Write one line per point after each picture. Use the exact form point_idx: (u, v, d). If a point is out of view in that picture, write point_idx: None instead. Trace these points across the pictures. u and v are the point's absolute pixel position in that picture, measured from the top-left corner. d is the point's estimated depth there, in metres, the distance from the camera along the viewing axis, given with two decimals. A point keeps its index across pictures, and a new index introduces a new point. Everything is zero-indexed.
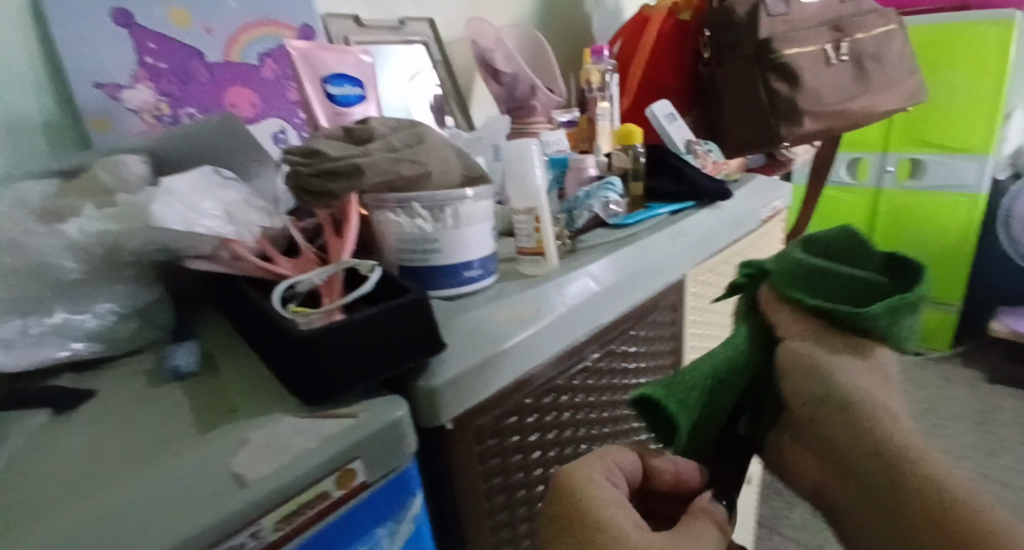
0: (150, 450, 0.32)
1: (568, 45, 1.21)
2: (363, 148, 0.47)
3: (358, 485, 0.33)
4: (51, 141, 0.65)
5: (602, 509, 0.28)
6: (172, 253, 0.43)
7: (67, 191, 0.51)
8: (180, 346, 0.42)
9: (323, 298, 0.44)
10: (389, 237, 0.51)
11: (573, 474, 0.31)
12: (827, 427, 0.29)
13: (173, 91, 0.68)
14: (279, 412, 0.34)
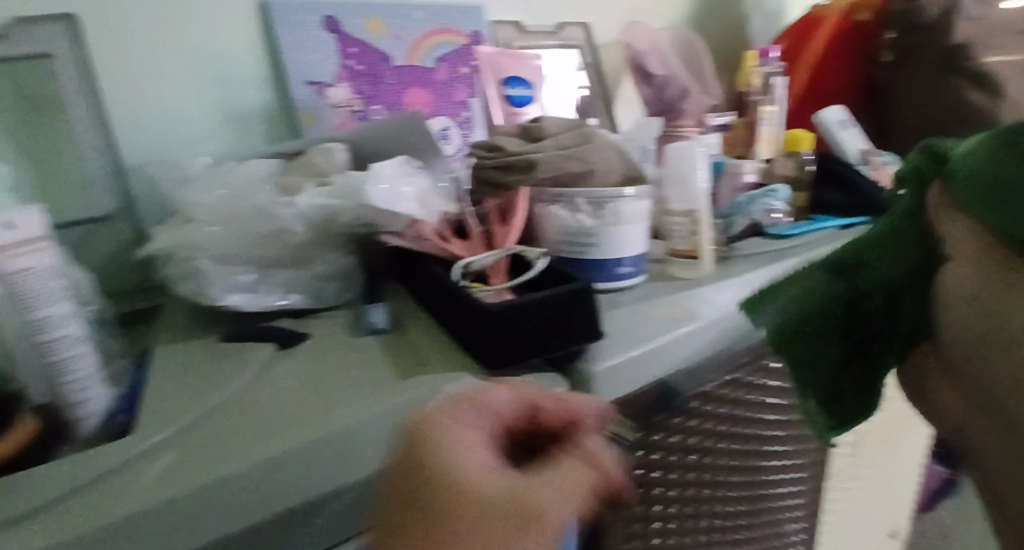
0: (359, 388, 0.37)
1: (724, 47, 1.18)
2: (536, 146, 0.53)
3: (523, 449, 0.37)
4: (266, 126, 0.73)
5: (471, 479, 0.29)
6: (373, 229, 0.51)
7: (286, 171, 0.60)
8: (375, 307, 0.50)
9: (489, 279, 0.48)
10: (548, 229, 0.52)
11: (428, 424, 0.31)
12: (970, 358, 0.31)
13: (366, 90, 0.75)
14: (462, 373, 0.39)
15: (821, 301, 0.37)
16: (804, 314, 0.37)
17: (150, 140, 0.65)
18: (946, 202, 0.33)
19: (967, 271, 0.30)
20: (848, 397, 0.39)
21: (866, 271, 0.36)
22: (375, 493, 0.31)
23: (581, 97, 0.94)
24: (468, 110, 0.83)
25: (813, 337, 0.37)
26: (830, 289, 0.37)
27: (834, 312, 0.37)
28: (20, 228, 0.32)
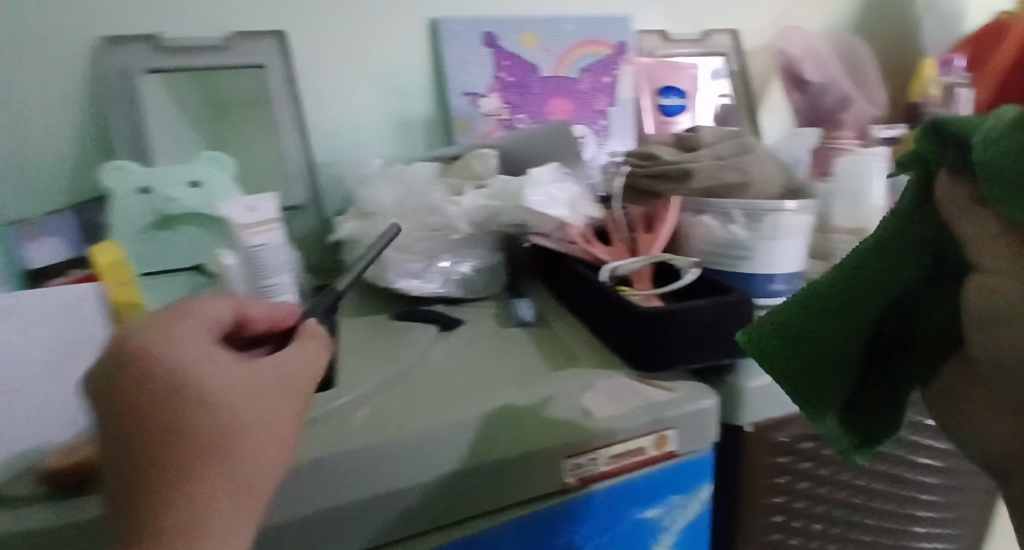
0: (514, 373, 0.40)
1: (891, 53, 1.08)
2: (692, 156, 0.53)
3: (668, 452, 0.37)
4: (426, 135, 0.79)
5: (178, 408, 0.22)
6: (525, 229, 0.54)
7: (447, 174, 0.66)
8: (522, 303, 0.53)
9: (634, 283, 0.49)
10: (697, 239, 0.52)
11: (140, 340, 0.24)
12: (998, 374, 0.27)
13: (513, 101, 0.79)
14: (613, 370, 0.40)
15: (836, 336, 0.33)
16: (814, 357, 0.33)
17: (332, 143, 0.74)
18: (961, 197, 0.26)
19: (1003, 279, 0.24)
20: (864, 403, 0.36)
21: (881, 294, 0.31)
22: (533, 469, 0.34)
23: (721, 105, 0.91)
24: (607, 118, 0.84)
25: (834, 371, 0.34)
26: (845, 320, 0.32)
27: (848, 342, 0.33)
28: (259, 211, 0.39)
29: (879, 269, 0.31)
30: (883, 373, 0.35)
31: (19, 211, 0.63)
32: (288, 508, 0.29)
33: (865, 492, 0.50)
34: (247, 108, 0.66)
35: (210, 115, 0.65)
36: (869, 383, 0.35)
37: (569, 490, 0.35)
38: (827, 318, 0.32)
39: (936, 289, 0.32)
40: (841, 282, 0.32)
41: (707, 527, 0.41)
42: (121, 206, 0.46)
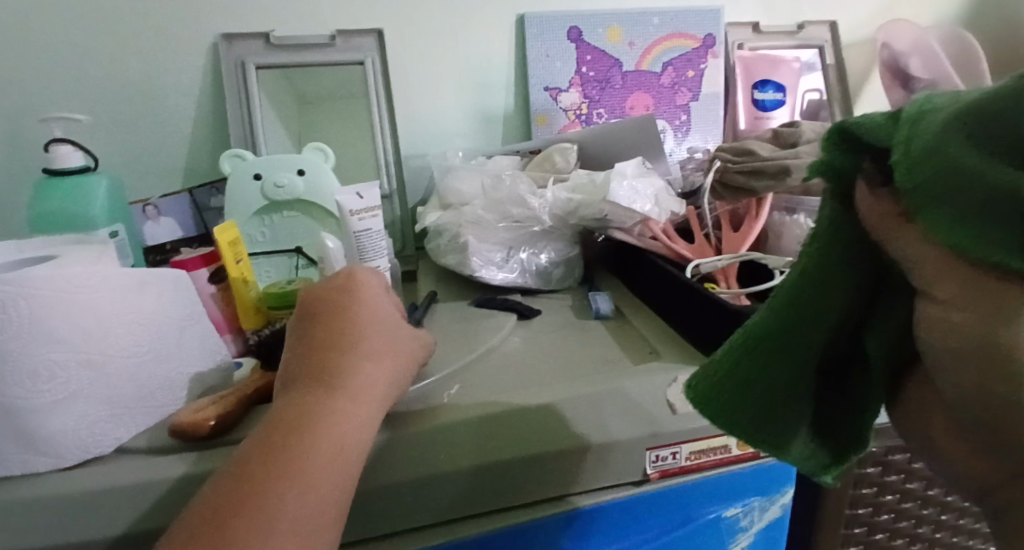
0: (594, 364, 0.41)
1: (1013, 45, 0.99)
2: (793, 152, 0.51)
3: (752, 453, 0.36)
4: (504, 129, 0.80)
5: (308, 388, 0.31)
6: (605, 223, 0.54)
7: (528, 167, 0.68)
8: (600, 295, 0.53)
9: (720, 281, 0.48)
10: (788, 239, 0.50)
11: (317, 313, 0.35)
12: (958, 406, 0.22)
13: (593, 95, 0.79)
14: (698, 365, 0.40)
15: (778, 376, 0.27)
16: (750, 408, 0.28)
17: (417, 135, 0.77)
18: (891, 210, 0.22)
19: (947, 311, 0.20)
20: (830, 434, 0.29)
21: (815, 325, 0.26)
22: (614, 458, 0.34)
23: (808, 101, 0.87)
24: (688, 113, 0.83)
25: (781, 418, 0.28)
26: (776, 359, 0.27)
27: (789, 381, 0.27)
28: (366, 199, 0.42)
29: (816, 296, 0.26)
30: (839, 396, 0.29)
31: (142, 193, 0.70)
32: (382, 473, 0.32)
33: (970, 527, 0.46)
34: (339, 101, 0.70)
35: (289, 102, 0.68)
36: (825, 411, 0.29)
37: (648, 482, 0.35)
38: (759, 359, 0.27)
39: (879, 304, 0.26)
40: (773, 317, 0.27)
41: (785, 534, 0.40)
42: (237, 189, 0.51)
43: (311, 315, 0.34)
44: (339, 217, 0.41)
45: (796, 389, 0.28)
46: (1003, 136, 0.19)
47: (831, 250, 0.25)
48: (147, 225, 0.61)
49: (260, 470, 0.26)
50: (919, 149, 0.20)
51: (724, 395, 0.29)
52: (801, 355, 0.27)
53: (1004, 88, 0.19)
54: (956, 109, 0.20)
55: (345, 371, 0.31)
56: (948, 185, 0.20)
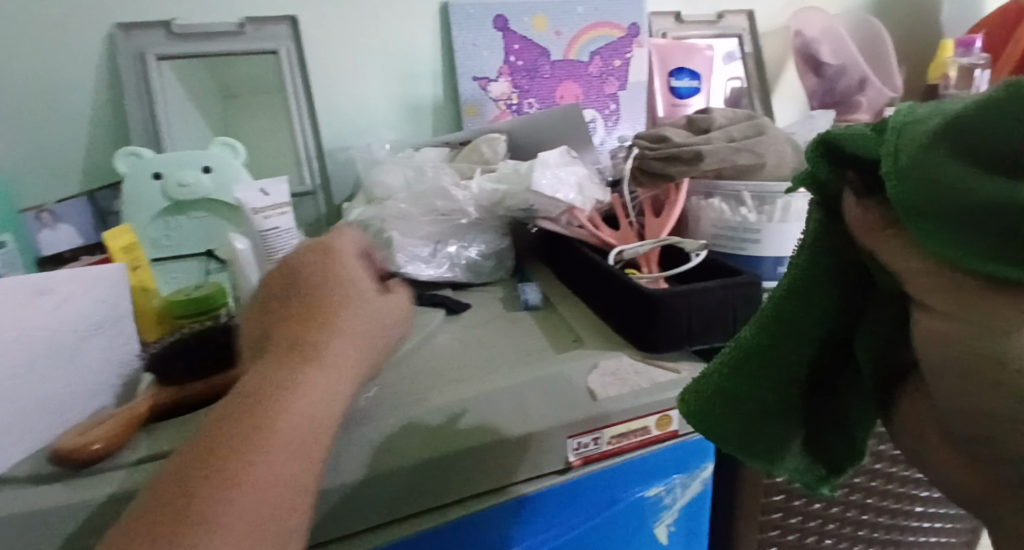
0: (519, 355, 0.41)
1: (913, 33, 1.05)
2: (704, 138, 0.52)
3: (671, 432, 0.38)
4: (434, 120, 0.79)
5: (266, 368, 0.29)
6: (532, 213, 0.54)
7: (456, 158, 0.67)
8: (528, 286, 0.53)
9: (642, 267, 0.49)
10: (706, 222, 0.52)
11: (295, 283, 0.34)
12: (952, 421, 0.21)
13: (523, 84, 0.79)
14: (618, 350, 0.40)
15: (762, 391, 0.28)
16: (742, 420, 0.29)
17: (340, 129, 0.74)
18: (873, 221, 0.22)
19: (940, 321, 0.20)
20: (825, 439, 0.30)
21: (798, 340, 0.27)
22: (536, 448, 0.34)
23: (732, 89, 0.91)
24: (617, 102, 0.83)
25: (773, 430, 0.29)
26: (766, 373, 0.28)
27: (780, 394, 0.28)
28: (272, 195, 0.41)
29: (798, 311, 0.27)
30: (833, 406, 0.29)
31: (39, 197, 0.65)
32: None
33: (881, 487, 0.50)
34: (261, 96, 0.67)
35: (214, 97, 0.65)
36: (822, 423, 0.30)
37: (571, 469, 0.36)
38: (746, 372, 0.29)
39: (861, 310, 0.27)
40: (755, 335, 0.28)
41: (707, 508, 0.42)
42: (135, 190, 0.48)
43: (282, 287, 0.34)
44: (241, 214, 0.40)
45: (789, 402, 0.28)
46: (989, 147, 0.17)
47: (813, 267, 0.26)
48: (43, 233, 0.56)
49: (216, 435, 0.26)
50: (902, 160, 0.18)
51: (715, 406, 0.30)
52: (790, 368, 0.28)
53: (988, 99, 0.17)
54: (942, 118, 0.18)
55: (310, 341, 0.31)
56: (934, 198, 0.18)
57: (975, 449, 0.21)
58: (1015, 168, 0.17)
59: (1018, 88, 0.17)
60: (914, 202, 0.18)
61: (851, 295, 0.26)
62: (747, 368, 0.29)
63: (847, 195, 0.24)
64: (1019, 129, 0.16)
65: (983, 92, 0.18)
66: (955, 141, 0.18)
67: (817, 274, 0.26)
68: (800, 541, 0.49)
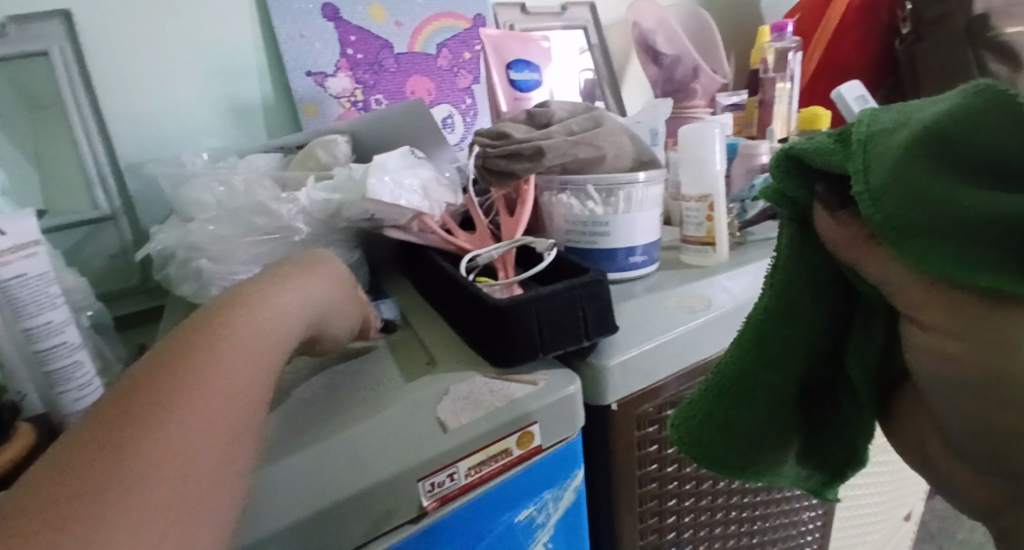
0: (367, 389, 0.36)
1: (736, 22, 1.13)
2: (544, 132, 0.50)
3: (535, 448, 0.35)
4: (266, 125, 0.71)
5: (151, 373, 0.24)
6: (376, 223, 0.49)
7: (289, 166, 0.59)
8: (384, 303, 0.49)
9: (499, 272, 0.46)
10: (558, 218, 0.51)
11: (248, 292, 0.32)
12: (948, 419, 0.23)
13: (366, 80, 0.72)
14: (473, 370, 0.37)
15: (754, 412, 0.33)
16: (735, 440, 0.34)
17: (147, 140, 0.64)
18: (851, 235, 0.25)
19: (943, 339, 0.22)
20: (825, 439, 0.34)
21: (780, 364, 0.31)
22: (383, 499, 0.30)
23: (585, 80, 0.90)
24: (472, 97, 0.80)
25: (763, 445, 0.34)
26: (755, 397, 0.32)
27: (770, 412, 0.33)
28: (10, 234, 0.34)
29: (780, 337, 0.31)
30: (827, 411, 0.33)
31: None
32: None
33: None
34: (47, 107, 0.58)
35: (15, 107, 0.56)
36: (815, 430, 0.34)
37: (428, 513, 0.32)
38: (733, 397, 0.33)
39: (840, 322, 0.31)
40: (736, 367, 0.32)
41: (584, 519, 0.40)
42: None
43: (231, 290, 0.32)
44: None
45: (778, 419, 0.33)
46: (970, 155, 0.20)
47: (791, 297, 0.30)
48: None
49: (103, 438, 0.21)
50: (874, 178, 0.21)
51: (706, 429, 0.34)
52: (773, 387, 0.32)
53: (962, 106, 0.20)
54: (915, 131, 0.21)
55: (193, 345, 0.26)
56: (920, 216, 0.20)
57: (976, 446, 0.23)
58: (993, 176, 0.20)
59: (976, 104, 0.19)
60: (897, 216, 0.21)
61: (834, 312, 0.30)
62: (735, 394, 0.33)
63: (819, 210, 0.26)
64: (980, 139, 0.19)
65: (945, 106, 0.20)
66: (927, 154, 0.20)
67: (794, 299, 0.30)
68: (678, 522, 0.49)
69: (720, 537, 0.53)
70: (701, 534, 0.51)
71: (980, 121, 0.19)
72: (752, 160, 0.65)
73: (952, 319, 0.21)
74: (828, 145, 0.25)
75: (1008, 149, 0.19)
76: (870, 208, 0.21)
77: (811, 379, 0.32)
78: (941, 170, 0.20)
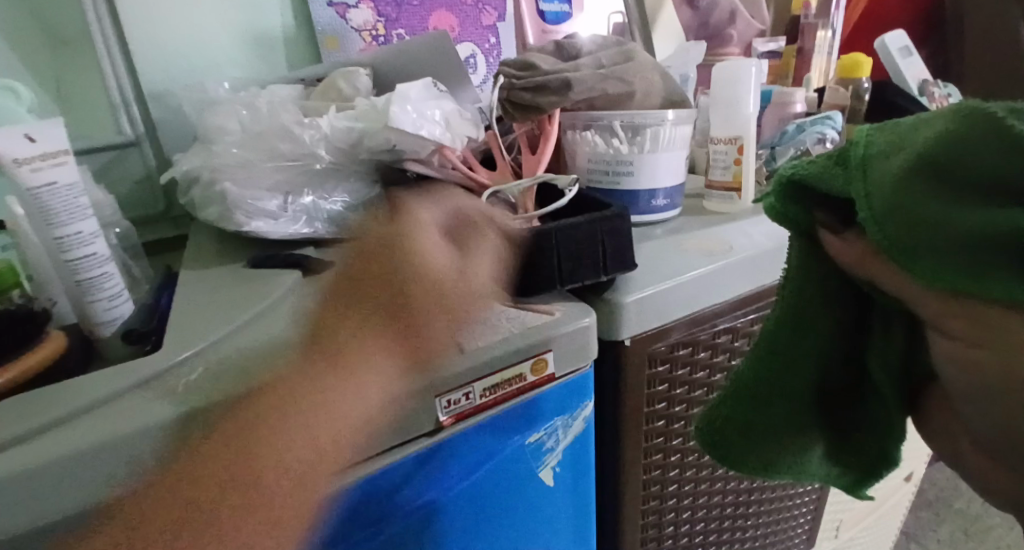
0: (387, 314, 0.36)
1: None
2: (572, 65, 0.48)
3: (548, 377, 0.36)
4: (287, 56, 0.69)
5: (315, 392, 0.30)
6: (397, 155, 0.48)
7: (311, 97, 0.58)
8: None
9: (518, 209, 0.46)
10: (581, 156, 0.50)
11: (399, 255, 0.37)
12: (976, 409, 0.24)
13: (389, 12, 0.70)
14: (490, 298, 0.38)
15: (771, 415, 0.34)
16: (753, 443, 0.35)
17: (168, 67, 0.63)
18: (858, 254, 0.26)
19: (966, 348, 0.23)
20: (859, 442, 0.34)
21: (794, 371, 0.33)
22: (401, 413, 0.32)
23: (614, 24, 0.86)
24: (497, 36, 0.77)
25: (782, 445, 0.35)
26: (770, 402, 0.34)
27: (788, 417, 0.34)
28: (41, 143, 0.35)
29: (791, 345, 0.32)
30: (853, 416, 0.34)
31: None
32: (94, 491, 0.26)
33: None
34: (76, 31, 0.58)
35: None
36: (845, 432, 0.34)
37: (443, 428, 0.34)
38: (747, 403, 0.35)
39: (859, 327, 0.32)
40: (749, 374, 0.35)
41: (591, 450, 0.41)
42: None
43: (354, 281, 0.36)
44: (3, 170, 0.34)
45: (799, 425, 0.34)
46: (968, 179, 0.21)
47: (800, 305, 0.32)
48: None
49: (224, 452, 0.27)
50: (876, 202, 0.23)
51: (727, 431, 0.36)
52: (789, 392, 0.33)
53: (951, 131, 0.21)
54: (909, 157, 0.22)
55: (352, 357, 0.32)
56: (928, 237, 0.21)
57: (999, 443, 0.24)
58: (996, 194, 0.20)
59: (971, 125, 0.20)
60: (903, 238, 0.22)
61: (851, 319, 0.31)
62: (749, 400, 0.35)
63: (823, 229, 0.28)
64: (976, 160, 0.20)
65: (940, 127, 0.21)
66: (924, 180, 0.21)
67: (809, 306, 0.31)
68: (681, 461, 0.50)
69: (721, 479, 0.55)
70: (703, 474, 0.52)
71: (969, 145, 0.20)
72: (787, 109, 0.63)
73: (973, 333, 0.22)
74: (827, 165, 0.26)
75: (1005, 167, 0.20)
76: (875, 235, 0.23)
77: (831, 386, 0.34)
78: (942, 194, 0.21)
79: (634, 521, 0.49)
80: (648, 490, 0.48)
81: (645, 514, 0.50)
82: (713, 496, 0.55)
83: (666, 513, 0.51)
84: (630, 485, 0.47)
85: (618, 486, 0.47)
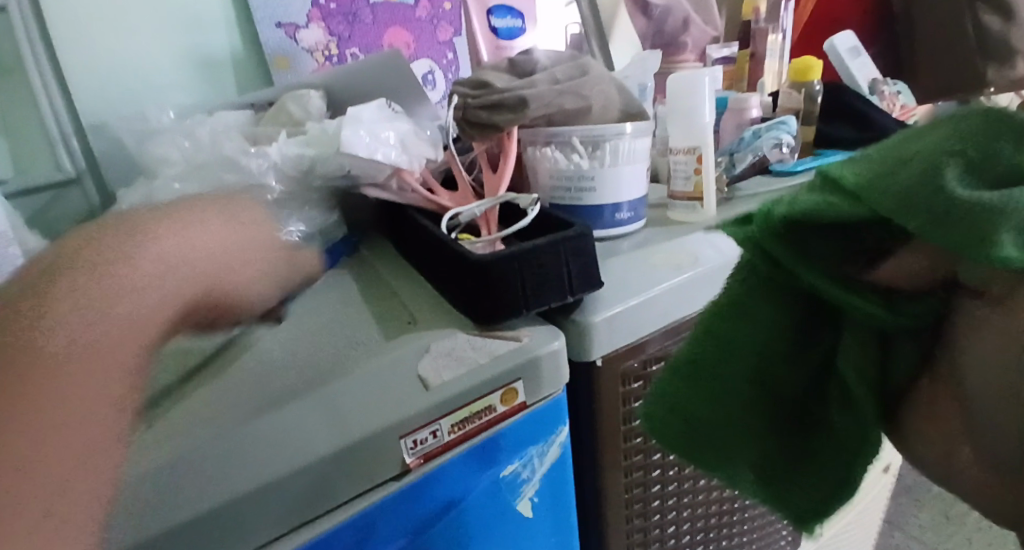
0: (347, 352, 0.35)
1: None
2: (528, 81, 0.48)
3: (519, 405, 0.35)
4: (235, 79, 0.67)
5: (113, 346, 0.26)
6: (353, 181, 0.46)
7: (261, 122, 0.56)
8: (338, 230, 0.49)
9: (481, 230, 0.45)
10: (543, 173, 0.49)
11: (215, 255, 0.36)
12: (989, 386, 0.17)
13: (340, 32, 0.69)
14: (455, 328, 0.36)
15: (716, 427, 0.26)
16: (700, 458, 0.27)
17: (107, 98, 0.60)
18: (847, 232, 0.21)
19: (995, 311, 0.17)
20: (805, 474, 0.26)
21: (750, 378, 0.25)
22: (364, 459, 0.30)
23: (571, 35, 0.86)
24: (453, 50, 0.76)
25: (722, 457, 0.26)
26: (712, 409, 0.26)
27: (734, 430, 0.26)
28: None
29: (739, 335, 0.25)
30: (807, 439, 0.26)
31: None
32: None
33: None
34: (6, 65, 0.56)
35: None
36: (795, 461, 0.26)
37: (410, 471, 0.32)
38: (691, 417, 0.26)
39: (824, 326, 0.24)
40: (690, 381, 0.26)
41: (569, 475, 0.40)
42: None
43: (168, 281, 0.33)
44: None
45: (742, 442, 0.26)
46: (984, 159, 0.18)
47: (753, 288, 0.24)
48: None
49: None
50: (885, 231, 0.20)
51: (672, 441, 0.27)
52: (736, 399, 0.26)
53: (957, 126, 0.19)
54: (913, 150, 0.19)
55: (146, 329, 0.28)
56: (928, 201, 0.17)
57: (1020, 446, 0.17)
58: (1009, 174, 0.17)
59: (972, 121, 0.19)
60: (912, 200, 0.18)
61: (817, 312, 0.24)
62: (688, 410, 0.26)
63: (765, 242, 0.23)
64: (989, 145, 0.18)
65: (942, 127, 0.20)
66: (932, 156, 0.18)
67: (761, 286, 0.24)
68: (662, 477, 0.49)
69: (704, 489, 0.54)
70: (686, 487, 0.51)
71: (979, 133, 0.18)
72: (744, 115, 0.63)
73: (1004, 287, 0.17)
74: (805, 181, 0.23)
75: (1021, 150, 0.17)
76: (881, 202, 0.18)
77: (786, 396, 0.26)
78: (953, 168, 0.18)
79: (619, 541, 0.47)
80: (631, 508, 0.47)
81: (630, 532, 0.48)
82: (697, 507, 0.54)
83: (650, 530, 0.50)
84: (611, 505, 0.46)
85: (601, 507, 0.46)
